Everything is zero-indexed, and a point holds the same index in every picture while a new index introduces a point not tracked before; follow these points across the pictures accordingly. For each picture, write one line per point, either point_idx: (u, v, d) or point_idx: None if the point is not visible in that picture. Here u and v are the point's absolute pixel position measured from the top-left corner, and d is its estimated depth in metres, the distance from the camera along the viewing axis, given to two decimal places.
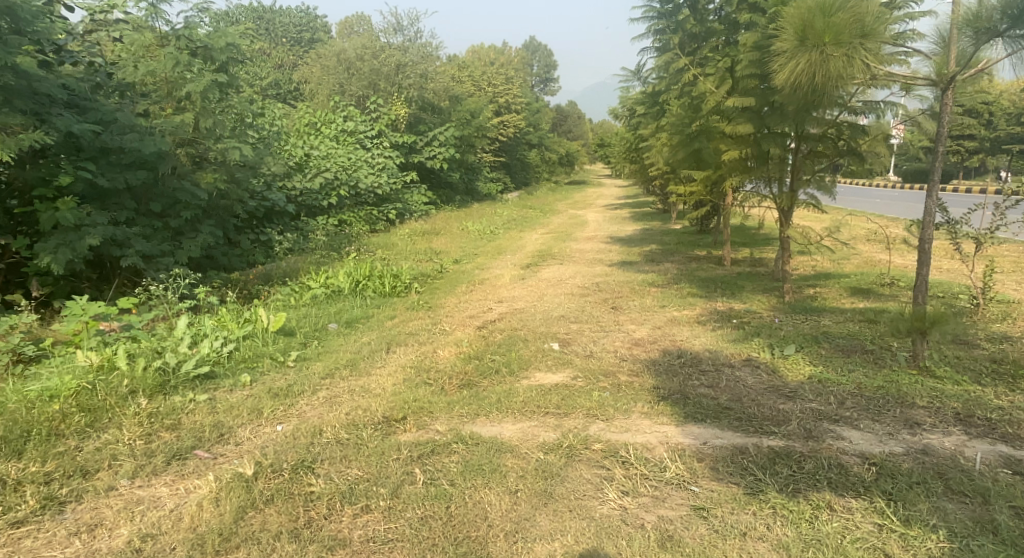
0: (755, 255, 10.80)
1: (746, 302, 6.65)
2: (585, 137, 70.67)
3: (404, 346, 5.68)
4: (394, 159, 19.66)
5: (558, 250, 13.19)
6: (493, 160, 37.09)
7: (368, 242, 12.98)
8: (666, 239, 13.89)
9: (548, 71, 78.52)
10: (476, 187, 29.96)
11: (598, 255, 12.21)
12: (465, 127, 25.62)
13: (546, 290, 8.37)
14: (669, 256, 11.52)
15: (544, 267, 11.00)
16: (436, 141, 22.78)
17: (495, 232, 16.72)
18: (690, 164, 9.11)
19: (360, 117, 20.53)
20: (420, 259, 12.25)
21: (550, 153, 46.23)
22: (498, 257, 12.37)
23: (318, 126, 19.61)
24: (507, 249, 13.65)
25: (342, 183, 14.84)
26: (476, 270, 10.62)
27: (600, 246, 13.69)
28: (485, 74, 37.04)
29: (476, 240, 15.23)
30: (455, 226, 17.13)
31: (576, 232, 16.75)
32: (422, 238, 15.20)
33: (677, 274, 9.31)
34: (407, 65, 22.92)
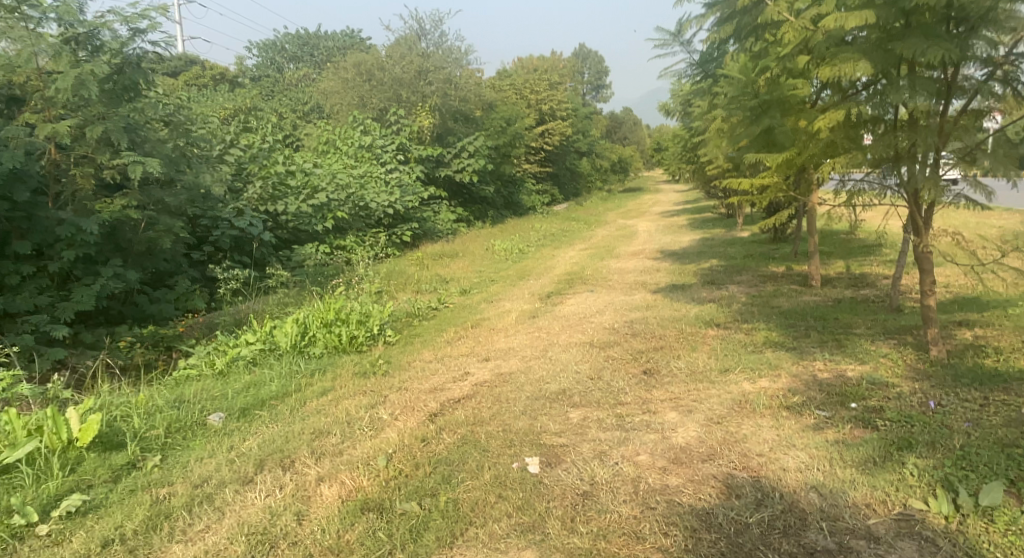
0: (851, 272, 8.14)
1: (866, 364, 4.15)
2: (639, 143, 67.78)
3: (293, 464, 3.45)
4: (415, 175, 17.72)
5: (593, 271, 10.79)
6: (538, 172, 34.82)
7: (367, 273, 10.95)
8: (727, 252, 11.25)
9: (599, 78, 76.31)
10: (517, 200, 27.83)
11: (641, 278, 9.74)
12: (499, 136, 23.53)
13: (559, 340, 6.03)
14: (734, 276, 8.96)
15: (568, 298, 8.65)
16: (465, 152, 20.77)
17: (525, 252, 14.46)
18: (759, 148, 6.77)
19: (379, 131, 18.71)
20: (423, 293, 10.11)
21: (600, 160, 43.73)
22: (516, 286, 10.08)
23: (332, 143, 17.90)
24: (533, 273, 11.40)
25: (343, 204, 12.90)
26: (483, 308, 8.37)
27: (646, 264, 11.19)
28: (526, 80, 34.91)
29: (500, 264, 12.98)
30: (480, 248, 14.96)
31: (619, 248, 14.28)
32: (436, 264, 13.05)
33: (746, 305, 6.79)
34: (432, 72, 20.98)
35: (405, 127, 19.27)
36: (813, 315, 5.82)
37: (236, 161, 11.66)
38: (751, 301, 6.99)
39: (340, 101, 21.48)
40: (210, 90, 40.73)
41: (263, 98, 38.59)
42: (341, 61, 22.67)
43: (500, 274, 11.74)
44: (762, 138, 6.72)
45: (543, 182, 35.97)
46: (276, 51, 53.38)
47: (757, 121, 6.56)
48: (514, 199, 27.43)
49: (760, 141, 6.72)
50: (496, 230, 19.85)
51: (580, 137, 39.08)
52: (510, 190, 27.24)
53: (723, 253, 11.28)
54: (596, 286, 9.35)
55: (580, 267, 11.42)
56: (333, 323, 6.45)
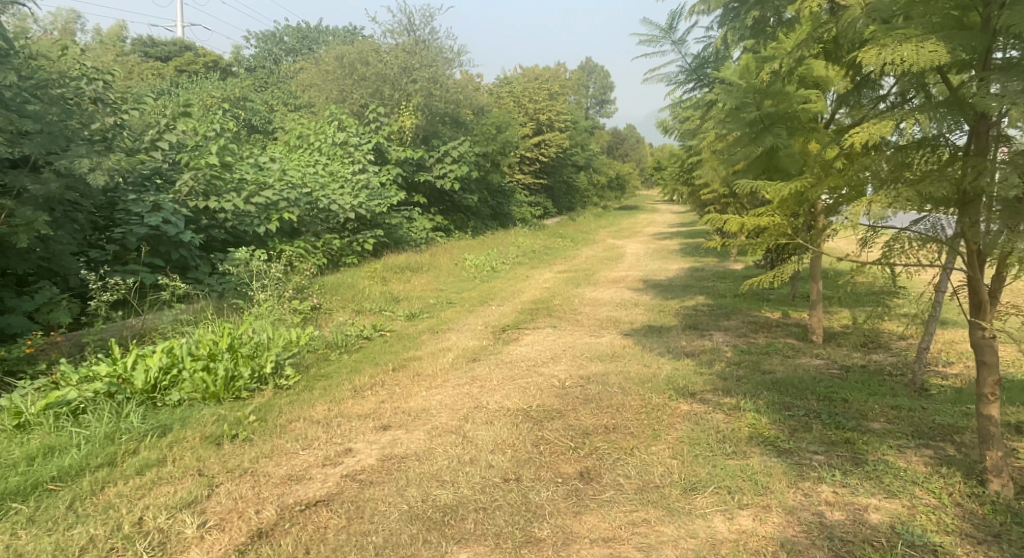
0: (858, 328, 6.90)
1: (895, 498, 2.95)
2: (640, 161, 66.85)
3: None
4: (389, 178, 16.42)
5: (562, 300, 9.49)
6: (531, 183, 33.55)
7: (309, 287, 9.64)
8: (716, 288, 9.99)
9: (604, 95, 75.56)
10: (506, 211, 26.53)
11: (616, 314, 8.45)
12: (488, 143, 22.28)
13: (490, 401, 4.73)
14: (722, 320, 7.65)
15: (526, 335, 7.37)
16: (448, 157, 19.48)
17: (497, 271, 13.17)
18: (757, 174, 5.53)
19: (354, 127, 17.40)
20: (366, 315, 8.80)
21: (597, 176, 42.56)
22: (473, 314, 8.78)
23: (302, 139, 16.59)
24: (497, 298, 10.11)
25: (296, 206, 11.59)
26: (422, 342, 7.06)
27: (624, 295, 9.87)
28: (525, 88, 33.62)
29: (465, 284, 11.67)
30: (448, 263, 13.66)
31: (600, 273, 12.98)
32: (395, 278, 11.73)
33: (731, 365, 5.53)
34: (418, 70, 19.66)
35: (384, 127, 17.97)
36: (814, 392, 4.56)
37: (173, 150, 10.35)
38: (737, 360, 5.72)
39: (319, 94, 20.15)
40: (199, 77, 39.38)
41: (254, 90, 37.33)
42: (324, 53, 21.34)
43: (462, 296, 10.44)
44: (763, 159, 5.50)
45: (535, 194, 34.68)
46: (274, 42, 52.19)
47: (757, 139, 5.33)
48: (502, 210, 26.12)
49: (762, 165, 5.50)
50: (475, 242, 18.54)
51: (578, 151, 37.83)
52: (498, 200, 25.93)
53: (712, 289, 10.02)
54: (562, 321, 8.07)
55: (551, 293, 10.13)
56: (215, 356, 5.15)
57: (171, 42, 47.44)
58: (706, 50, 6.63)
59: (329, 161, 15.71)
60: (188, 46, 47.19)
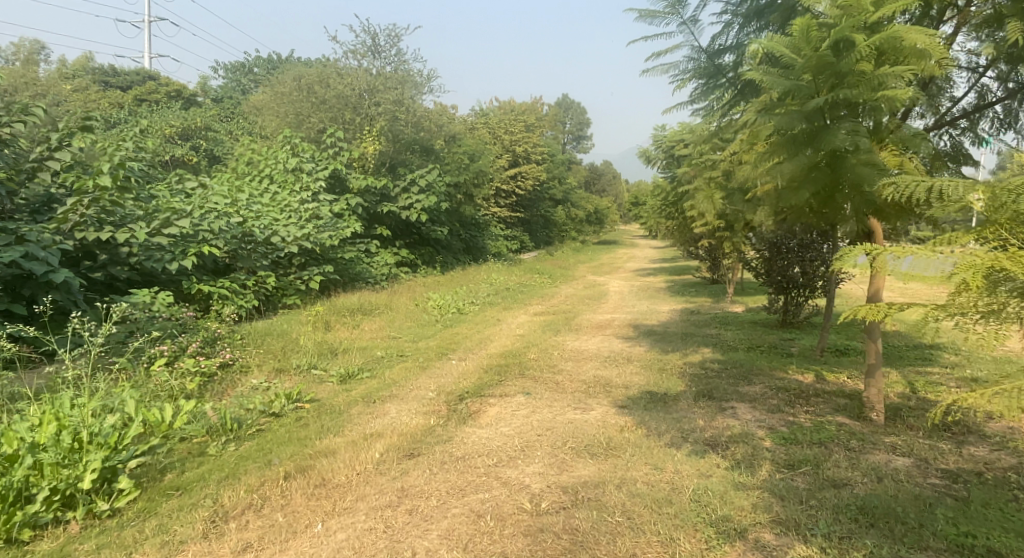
0: (924, 401, 5.30)
1: None
2: (618, 196, 66.15)
3: None
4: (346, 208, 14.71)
5: (538, 354, 7.76)
6: (507, 216, 32.03)
7: (228, 338, 7.80)
8: (722, 338, 8.34)
9: (582, 130, 75.16)
10: (480, 245, 24.88)
11: (606, 374, 6.74)
12: (460, 173, 20.74)
13: (418, 547, 3.10)
14: (742, 386, 5.98)
15: (492, 406, 5.60)
16: (415, 186, 17.85)
17: (464, 313, 11.47)
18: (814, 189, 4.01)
19: (309, 152, 15.68)
20: (290, 377, 6.98)
21: (576, 210, 41.29)
22: (425, 373, 7.00)
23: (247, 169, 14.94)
24: (459, 350, 8.37)
25: (221, 237, 9.74)
26: (349, 418, 5.25)
27: (614, 347, 8.16)
28: (500, 119, 32.34)
29: (423, 330, 9.90)
30: (406, 304, 11.87)
31: (583, 316, 11.27)
32: (343, 324, 9.96)
33: (783, 469, 3.84)
34: (382, 92, 18.05)
35: (343, 152, 16.29)
36: (938, 534, 2.96)
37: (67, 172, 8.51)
38: (786, 457, 4.04)
39: (273, 118, 18.42)
40: (159, 105, 37.53)
41: (219, 119, 35.60)
42: (281, 74, 19.69)
43: (418, 347, 8.66)
44: (827, 170, 3.98)
45: (511, 227, 33.16)
46: (243, 72, 50.52)
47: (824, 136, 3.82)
48: (475, 244, 24.45)
49: (826, 178, 3.98)
50: (443, 278, 16.84)
51: (556, 184, 36.54)
52: (471, 233, 24.27)
53: (716, 338, 8.37)
54: (538, 383, 6.32)
55: (525, 344, 8.38)
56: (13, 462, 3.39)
57: (134, 70, 45.60)
58: (722, 38, 5.27)
59: (275, 189, 13.90)
60: (151, 75, 45.53)
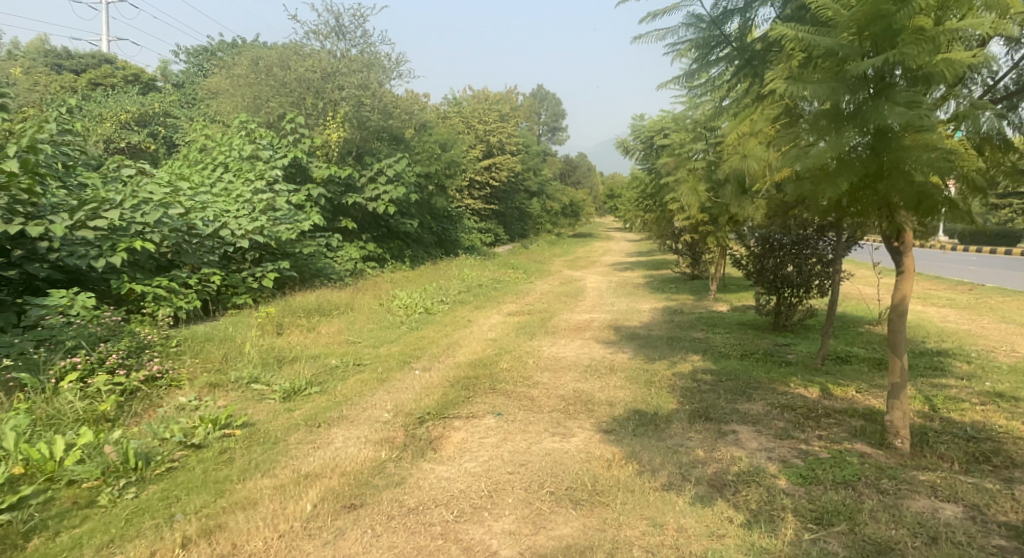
0: (952, 424, 4.63)
1: None
2: (593, 188, 65.67)
3: None
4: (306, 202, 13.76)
5: (511, 362, 6.98)
6: (481, 208, 31.13)
7: (159, 346, 6.88)
8: (711, 342, 7.66)
9: (557, 122, 74.50)
10: (452, 237, 24.00)
11: (587, 388, 5.99)
12: (431, 162, 19.83)
13: None
14: (741, 404, 5.27)
15: (457, 433, 4.80)
16: (383, 176, 16.91)
17: (433, 313, 10.67)
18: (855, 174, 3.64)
19: (267, 138, 14.68)
20: (225, 393, 6.10)
21: (551, 203, 40.56)
22: (382, 387, 6.17)
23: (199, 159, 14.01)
24: (424, 357, 7.56)
25: (156, 229, 8.71)
26: (284, 451, 4.42)
27: (594, 354, 7.42)
28: (474, 108, 31.40)
29: (386, 333, 9.05)
30: (369, 303, 10.99)
31: (559, 317, 10.52)
32: (298, 326, 9.09)
33: (810, 527, 3.14)
34: (344, 75, 17.04)
35: (303, 140, 15.29)
36: None
37: None
38: (811, 505, 3.36)
39: (230, 103, 17.32)
40: (116, 91, 35.83)
41: (181, 106, 34.15)
42: (238, 56, 18.53)
43: (379, 354, 7.81)
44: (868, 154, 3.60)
45: (485, 220, 32.27)
46: (207, 58, 48.69)
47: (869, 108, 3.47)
48: (447, 237, 23.54)
49: (866, 163, 3.61)
50: (412, 273, 15.99)
51: (531, 175, 35.73)
52: (442, 226, 23.35)
53: (705, 343, 7.69)
54: (511, 400, 5.55)
55: (497, 351, 7.59)
56: None
57: (90, 54, 43.61)
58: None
59: (229, 178, 12.90)
60: (109, 59, 43.60)
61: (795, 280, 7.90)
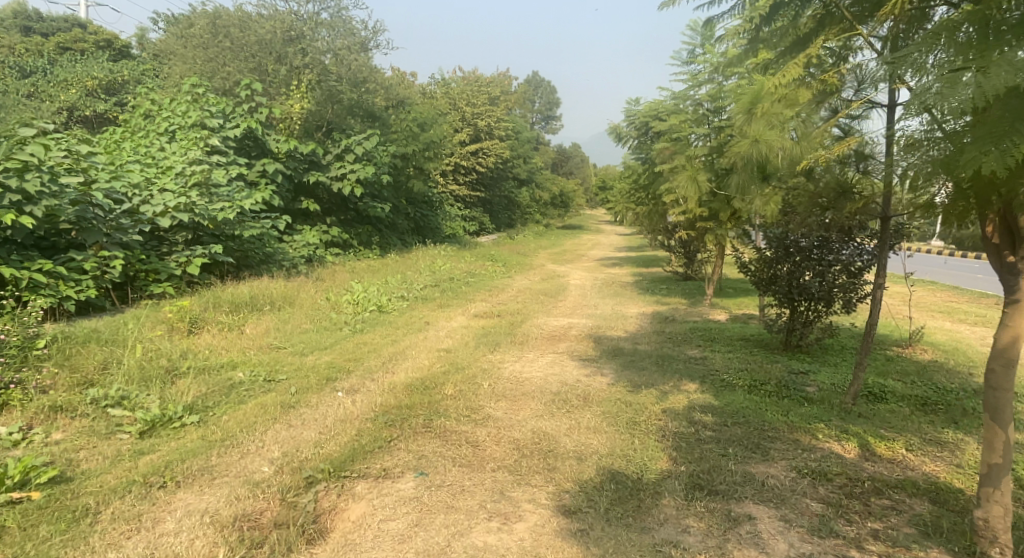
0: None
1: None
2: (586, 179, 64.09)
3: None
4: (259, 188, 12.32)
5: (460, 385, 5.52)
6: (465, 195, 29.59)
7: (13, 342, 5.34)
8: (712, 364, 6.24)
9: (551, 110, 72.77)
10: (431, 224, 22.43)
11: (551, 428, 4.56)
12: (408, 142, 18.28)
13: None
14: (757, 468, 3.87)
15: (357, 505, 3.38)
16: (351, 153, 15.29)
17: (388, 312, 9.21)
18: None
19: (218, 103, 13.15)
20: (70, 421, 4.60)
21: (541, 192, 39.02)
22: (282, 417, 4.71)
23: (149, 120, 13.00)
24: (357, 371, 6.09)
25: (36, 202, 7.31)
26: (80, 539, 2.99)
27: (568, 375, 5.96)
28: (462, 89, 29.78)
29: (322, 336, 7.55)
30: (312, 297, 9.46)
31: (533, 321, 9.08)
32: (220, 325, 7.64)
33: None
34: (308, 40, 15.69)
35: (260, 109, 13.73)
36: None
37: None
38: None
39: (182, 65, 15.90)
40: (86, 56, 33.95)
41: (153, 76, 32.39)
42: (196, 16, 16.92)
43: (303, 365, 6.32)
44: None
45: (470, 207, 30.73)
46: None
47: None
48: (425, 224, 22.03)
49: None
50: (379, 262, 14.47)
51: (520, 162, 34.15)
52: (421, 212, 21.82)
53: (705, 365, 6.26)
54: (447, 446, 4.10)
55: (447, 367, 6.12)
56: None
57: (64, 19, 41.69)
58: None
59: (166, 147, 11.38)
60: (82, 24, 41.67)
61: (816, 293, 6.46)
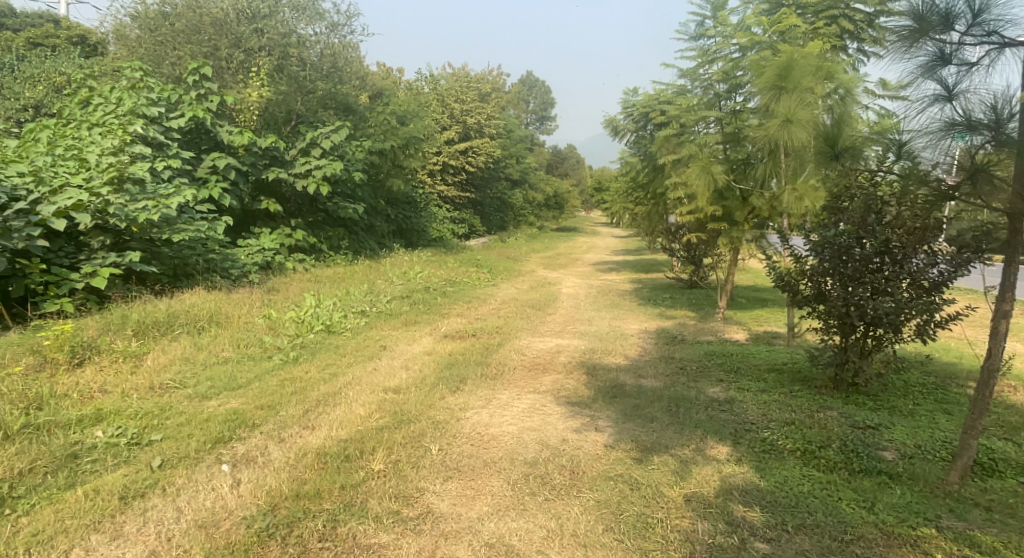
0: None
1: None
2: (582, 181, 62.58)
3: None
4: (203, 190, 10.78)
5: (397, 453, 3.92)
6: (454, 196, 27.94)
7: None
8: (743, 413, 4.66)
9: (545, 111, 71.22)
10: (415, 227, 20.81)
11: (520, 543, 3.00)
12: (385, 138, 16.68)
13: None
14: None
15: None
16: (318, 147, 13.65)
17: (339, 333, 7.63)
18: None
19: (158, 90, 11.54)
20: None
21: (534, 194, 37.41)
22: (111, 517, 3.19)
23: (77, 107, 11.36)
24: (265, 425, 4.50)
25: None
26: None
27: (547, 432, 4.37)
28: (451, 85, 28.12)
29: (240, 368, 5.95)
30: (244, 312, 7.81)
31: (515, 344, 7.49)
32: (115, 353, 6.03)
33: None
34: (267, 19, 14.42)
35: (211, 97, 12.12)
36: None
37: None
38: None
39: (129, 52, 14.53)
40: (57, 53, 32.26)
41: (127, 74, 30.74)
42: None
43: (197, 415, 4.73)
44: None
45: (459, 208, 29.07)
46: None
47: None
48: (407, 225, 20.38)
49: None
50: (348, 269, 12.86)
51: (513, 163, 32.54)
52: (403, 213, 20.16)
53: (735, 413, 4.69)
54: None
55: (386, 419, 4.53)
56: None
57: (39, 16, 40.08)
58: None
59: (89, 137, 9.78)
60: (57, 22, 40.03)
61: (879, 318, 4.84)
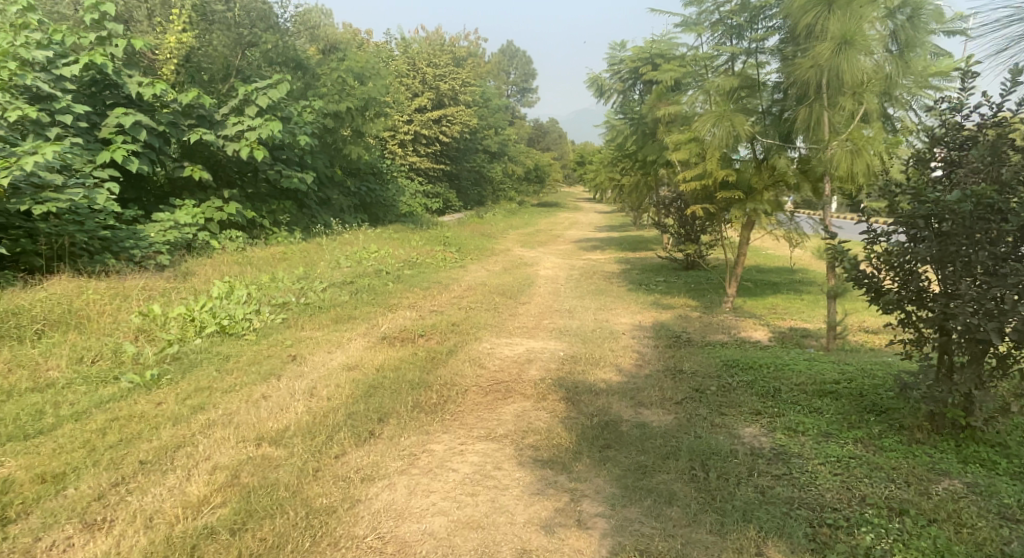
0: None
1: None
2: (564, 155, 60.45)
3: None
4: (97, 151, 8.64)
5: None
6: (427, 168, 25.77)
7: None
8: (815, 487, 2.94)
9: (526, 82, 68.63)
10: (380, 200, 18.74)
11: None
12: (340, 97, 14.53)
13: None
14: None
15: None
16: (253, 105, 11.48)
17: (240, 337, 5.75)
18: None
19: (45, 27, 9.30)
20: None
21: (514, 167, 35.32)
22: None
23: None
24: (20, 527, 2.68)
25: None
26: None
27: (493, 534, 2.63)
28: (423, 48, 25.78)
29: (62, 399, 4.04)
30: (115, 303, 5.82)
31: (472, 351, 5.64)
32: None
33: None
34: None
35: (115, 39, 9.91)
36: None
37: None
38: None
39: None
40: None
41: None
42: None
43: None
44: None
45: (433, 182, 26.88)
46: None
47: None
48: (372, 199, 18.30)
49: None
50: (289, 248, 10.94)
51: (490, 133, 30.39)
52: (365, 184, 18.03)
53: (799, 485, 2.97)
54: None
55: (226, 515, 2.69)
56: None
57: None
58: None
59: None
60: None
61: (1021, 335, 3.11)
